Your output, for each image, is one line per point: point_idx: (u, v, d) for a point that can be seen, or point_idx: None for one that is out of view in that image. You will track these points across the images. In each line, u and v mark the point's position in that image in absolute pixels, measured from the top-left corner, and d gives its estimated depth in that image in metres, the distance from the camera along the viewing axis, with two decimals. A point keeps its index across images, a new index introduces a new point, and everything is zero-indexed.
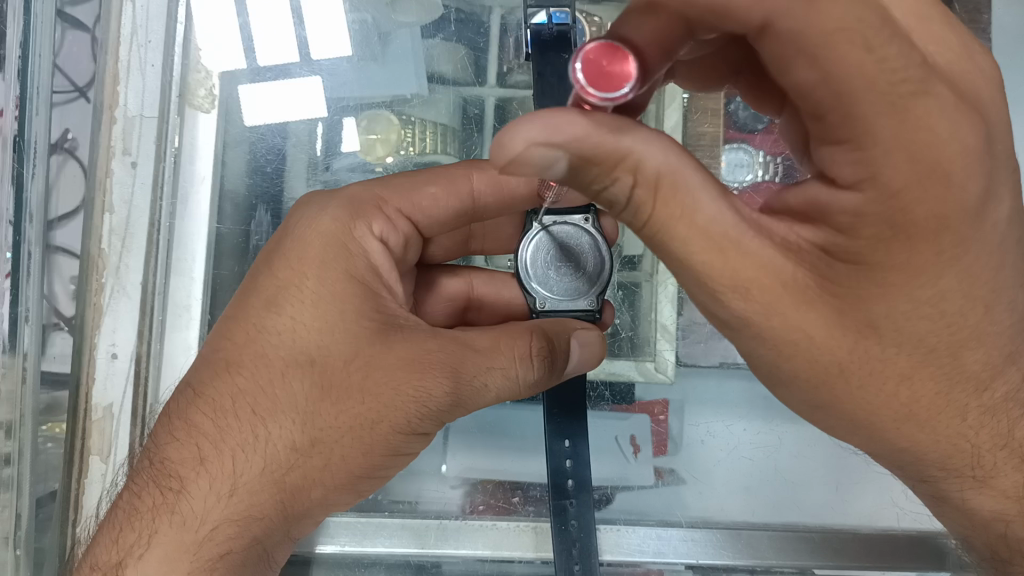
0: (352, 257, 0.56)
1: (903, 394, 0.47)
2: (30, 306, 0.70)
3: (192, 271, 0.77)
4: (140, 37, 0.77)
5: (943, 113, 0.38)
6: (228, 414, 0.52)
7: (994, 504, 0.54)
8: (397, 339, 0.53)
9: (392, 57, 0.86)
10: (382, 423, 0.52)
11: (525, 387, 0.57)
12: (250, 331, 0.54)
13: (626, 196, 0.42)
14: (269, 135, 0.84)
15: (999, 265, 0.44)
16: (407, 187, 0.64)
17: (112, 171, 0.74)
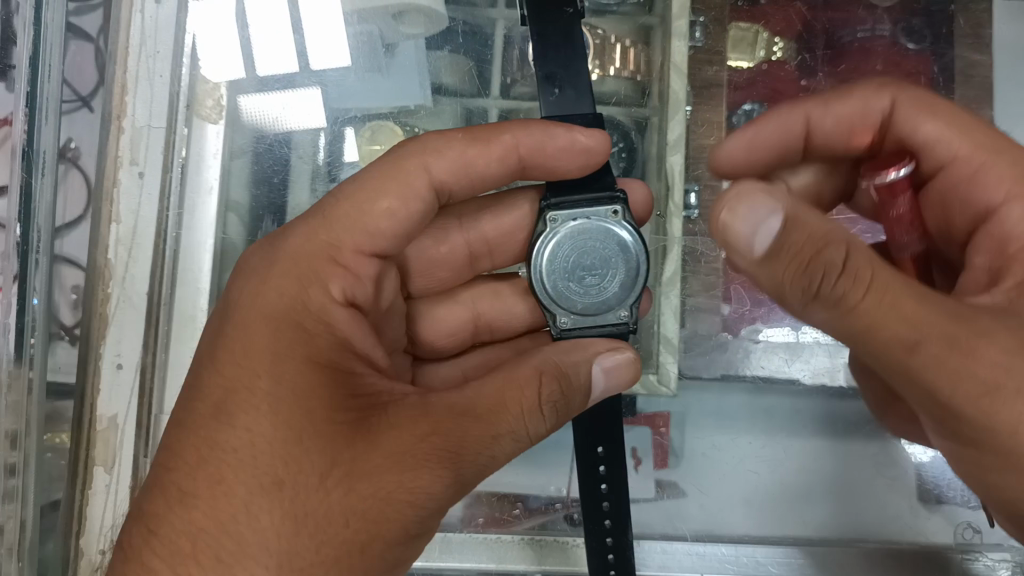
0: (311, 337, 0.51)
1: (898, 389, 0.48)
2: (37, 317, 0.70)
3: (197, 281, 0.75)
4: (149, 48, 0.76)
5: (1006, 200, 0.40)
6: (189, 560, 0.45)
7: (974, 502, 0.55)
8: (382, 429, 0.48)
9: (395, 69, 0.87)
10: (373, 544, 0.46)
11: (532, 442, 0.51)
12: (201, 448, 0.48)
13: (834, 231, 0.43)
14: (274, 146, 0.84)
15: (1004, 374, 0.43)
16: (356, 209, 0.58)
17: (119, 181, 0.74)
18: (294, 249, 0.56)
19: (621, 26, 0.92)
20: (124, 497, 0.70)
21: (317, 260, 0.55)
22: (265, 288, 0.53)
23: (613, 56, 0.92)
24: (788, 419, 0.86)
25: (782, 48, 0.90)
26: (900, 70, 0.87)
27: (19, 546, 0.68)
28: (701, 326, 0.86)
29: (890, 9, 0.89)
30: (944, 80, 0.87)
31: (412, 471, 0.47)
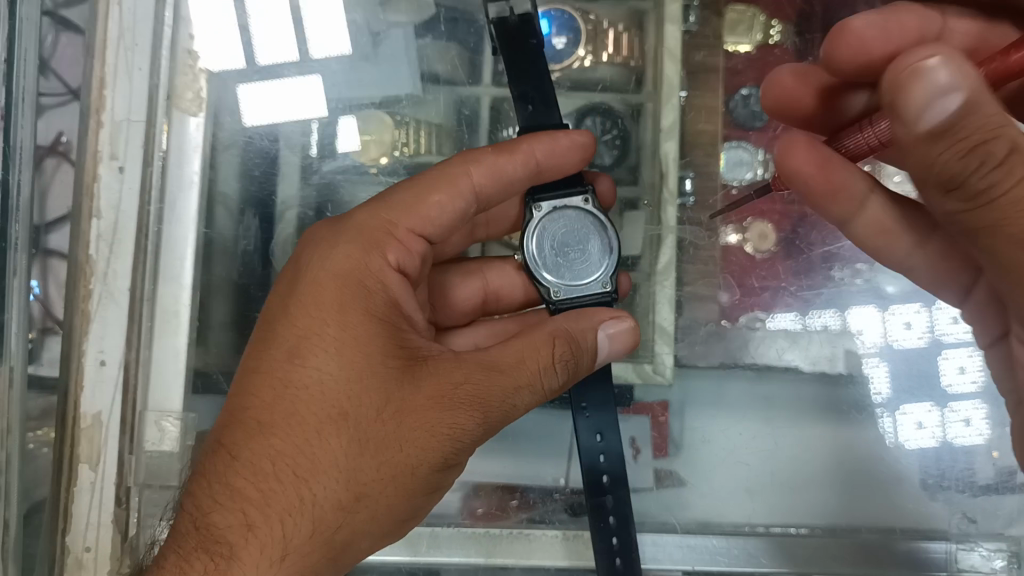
0: (371, 293, 0.55)
1: None
2: (19, 312, 0.71)
3: (180, 276, 0.76)
4: (127, 40, 0.74)
5: None
6: (269, 478, 0.51)
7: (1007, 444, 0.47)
8: (425, 375, 0.53)
9: (384, 58, 0.87)
10: (421, 467, 0.53)
11: (552, 392, 0.57)
12: (274, 385, 0.53)
13: None
14: (258, 139, 0.84)
15: None
16: (412, 202, 0.60)
17: (99, 176, 0.73)
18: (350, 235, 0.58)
19: (613, 13, 0.89)
20: (111, 495, 0.70)
21: (369, 240, 0.57)
22: (327, 257, 0.57)
23: (606, 42, 0.90)
24: (786, 407, 0.86)
25: (780, 32, 0.88)
26: None
27: (5, 547, 0.69)
28: (698, 314, 0.87)
29: None
30: None
31: (489, 414, 0.54)
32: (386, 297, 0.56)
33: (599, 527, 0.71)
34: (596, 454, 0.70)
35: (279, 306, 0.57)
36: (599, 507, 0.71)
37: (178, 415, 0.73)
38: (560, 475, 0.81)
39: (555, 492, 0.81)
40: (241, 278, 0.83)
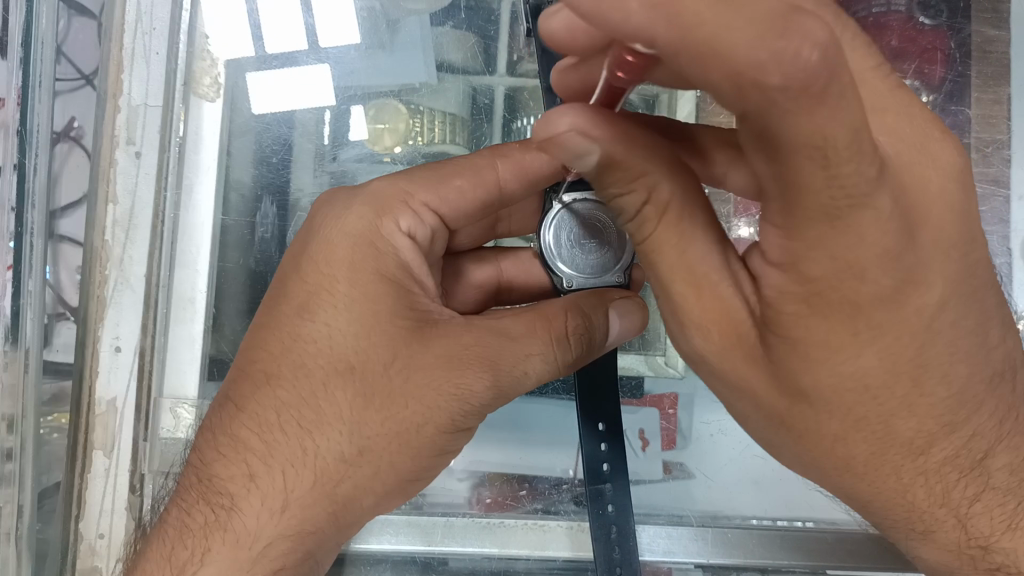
0: (381, 255, 0.54)
1: (849, 363, 0.43)
2: (33, 297, 0.71)
3: (195, 264, 0.78)
4: (145, 25, 0.77)
5: (883, 221, 0.36)
6: (274, 428, 0.51)
7: (907, 482, 0.51)
8: (434, 336, 0.53)
9: (400, 46, 0.86)
10: (427, 425, 0.52)
11: (564, 367, 0.57)
12: (285, 339, 0.53)
13: (635, 208, 0.44)
14: (275, 126, 0.83)
15: (855, 332, 0.41)
16: (434, 179, 0.59)
17: (116, 161, 0.75)
18: (360, 202, 0.57)
19: None
20: (125, 482, 0.71)
21: (380, 207, 0.56)
22: (335, 219, 0.56)
23: None
24: None
25: None
26: (912, 49, 0.87)
27: (17, 534, 0.67)
28: None
29: None
30: (959, 57, 0.88)
31: (503, 378, 0.54)
32: (399, 259, 0.55)
33: (598, 515, 0.70)
34: (598, 442, 0.70)
35: (288, 269, 0.56)
36: (598, 496, 0.71)
37: (193, 402, 0.74)
38: (569, 466, 0.81)
39: (564, 482, 0.81)
40: (258, 265, 0.80)
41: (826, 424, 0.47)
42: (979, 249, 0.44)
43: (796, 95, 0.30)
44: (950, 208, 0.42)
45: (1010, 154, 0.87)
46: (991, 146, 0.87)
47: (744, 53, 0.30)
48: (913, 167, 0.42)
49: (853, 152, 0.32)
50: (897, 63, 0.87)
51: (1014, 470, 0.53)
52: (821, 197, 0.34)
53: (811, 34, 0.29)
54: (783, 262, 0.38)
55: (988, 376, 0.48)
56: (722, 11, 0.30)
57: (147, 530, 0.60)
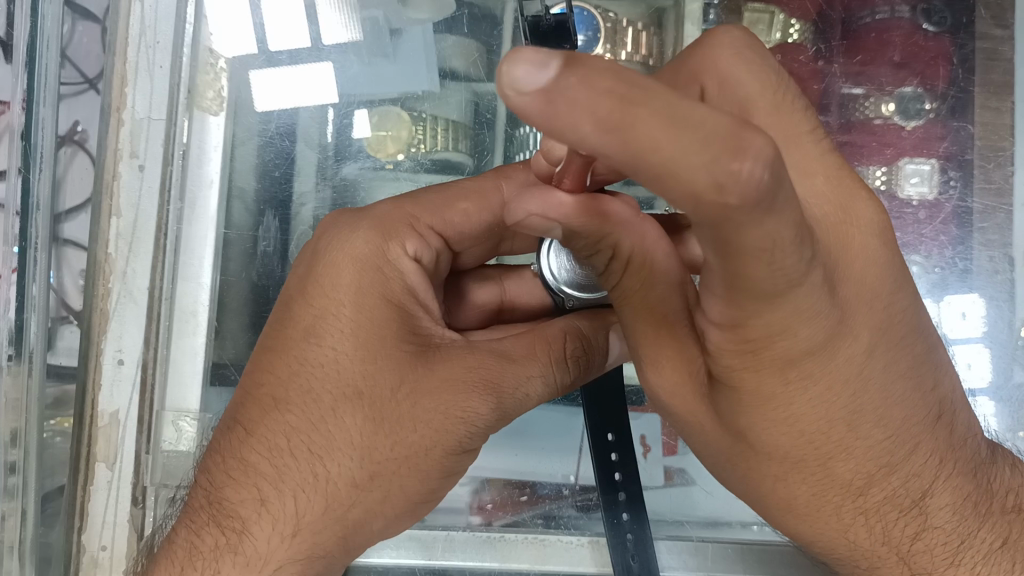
0: (388, 281, 0.55)
1: (784, 410, 0.45)
2: (37, 305, 0.71)
3: (199, 276, 0.78)
4: (149, 38, 0.77)
5: (812, 293, 0.38)
6: (285, 453, 0.51)
7: (844, 527, 0.50)
8: (438, 360, 0.53)
9: (403, 56, 0.86)
10: (435, 448, 0.53)
11: (563, 388, 0.58)
12: (292, 363, 0.53)
13: (604, 266, 0.47)
14: (277, 138, 0.84)
15: (790, 380, 0.43)
16: (439, 204, 0.60)
17: (120, 174, 0.75)
18: (364, 226, 0.57)
19: (633, 11, 0.91)
20: (127, 494, 0.71)
21: (384, 233, 0.56)
22: (343, 241, 0.56)
23: (625, 40, 0.90)
24: None
25: (799, 31, 0.89)
26: (918, 59, 0.87)
27: (22, 543, 0.69)
28: None
29: None
30: (962, 71, 0.88)
31: (508, 403, 0.55)
32: (407, 286, 0.55)
33: (613, 523, 0.70)
34: (609, 451, 0.70)
35: (295, 290, 0.56)
36: (613, 505, 0.71)
37: (195, 415, 0.74)
38: (571, 472, 0.81)
39: (565, 488, 0.81)
40: (260, 278, 0.80)
41: (765, 464, 0.48)
42: (903, 299, 0.47)
43: (751, 210, 0.30)
44: (873, 264, 0.46)
45: (1014, 169, 0.86)
46: (994, 159, 0.87)
47: (701, 175, 0.29)
48: (837, 230, 0.46)
49: (795, 245, 0.34)
50: (900, 75, 0.88)
51: (955, 508, 0.52)
52: (766, 282, 0.35)
53: (758, 152, 0.29)
54: (723, 324, 0.40)
55: (929, 418, 0.49)
56: (676, 137, 0.28)
57: (153, 540, 0.60)
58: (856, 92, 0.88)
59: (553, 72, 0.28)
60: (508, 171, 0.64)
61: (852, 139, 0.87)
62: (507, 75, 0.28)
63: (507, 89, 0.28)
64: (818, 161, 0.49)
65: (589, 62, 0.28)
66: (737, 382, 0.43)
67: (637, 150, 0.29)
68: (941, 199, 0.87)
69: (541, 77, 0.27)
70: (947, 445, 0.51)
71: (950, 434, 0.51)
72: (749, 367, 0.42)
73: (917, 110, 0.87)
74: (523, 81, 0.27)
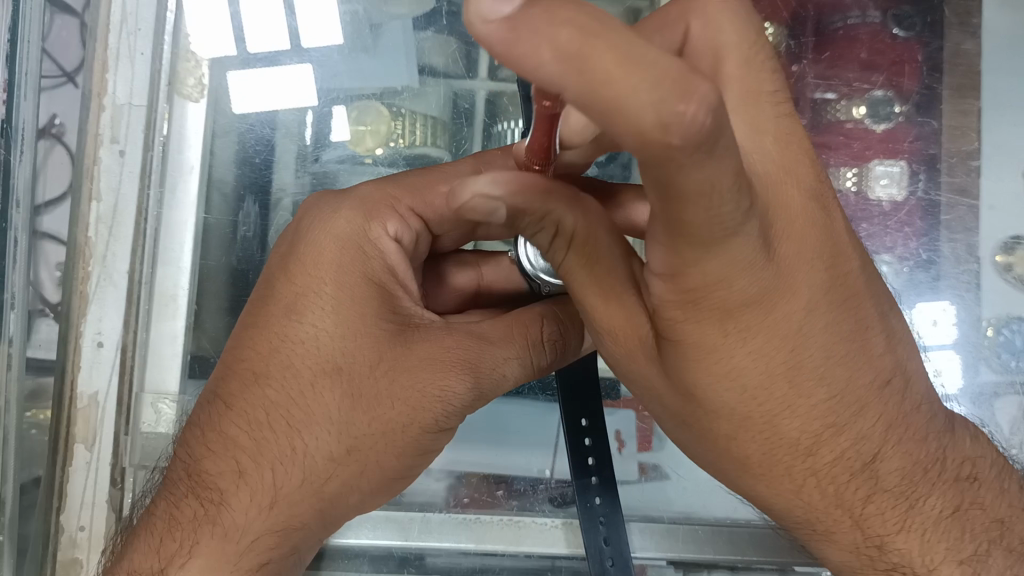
0: (370, 260, 0.56)
1: (725, 364, 0.46)
2: (17, 292, 0.72)
3: (179, 260, 0.78)
4: (130, 25, 0.78)
5: (748, 241, 0.40)
6: (263, 427, 0.52)
7: (795, 492, 0.52)
8: (417, 340, 0.55)
9: (384, 52, 0.88)
10: (412, 424, 0.54)
11: (538, 371, 0.60)
12: (274, 339, 0.54)
13: (546, 242, 0.48)
14: (258, 126, 0.84)
15: (728, 330, 0.45)
16: (420, 186, 0.62)
17: (100, 159, 0.76)
18: (347, 208, 0.58)
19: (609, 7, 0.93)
20: (104, 476, 0.72)
21: (366, 215, 0.57)
22: (327, 222, 0.57)
23: None
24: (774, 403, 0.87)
25: (770, 33, 0.91)
26: (885, 58, 0.90)
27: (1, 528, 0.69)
28: None
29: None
30: (929, 71, 0.90)
31: (485, 383, 0.56)
32: (388, 266, 0.57)
33: (586, 507, 0.71)
34: (582, 437, 0.71)
35: (277, 269, 0.57)
36: (586, 489, 0.72)
37: (174, 398, 0.75)
38: (546, 467, 0.82)
39: (540, 482, 0.82)
40: (240, 263, 0.81)
41: (714, 424, 0.50)
42: (845, 264, 0.50)
43: (693, 151, 0.32)
44: (810, 223, 0.49)
45: (978, 165, 0.89)
46: (960, 156, 0.89)
47: (647, 113, 0.30)
48: (779, 187, 0.49)
49: (733, 193, 0.35)
50: (869, 75, 0.90)
51: (904, 473, 0.53)
52: (702, 228, 0.37)
53: (704, 96, 0.30)
54: (665, 274, 0.42)
55: (874, 379, 0.50)
56: (627, 72, 0.30)
57: (128, 526, 0.60)
58: (827, 96, 0.90)
59: (516, 7, 0.32)
60: (487, 159, 0.65)
61: (822, 139, 0.90)
62: (474, 5, 0.32)
63: (474, 18, 0.32)
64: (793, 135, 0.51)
65: (554, 1, 0.32)
66: (680, 336, 0.45)
67: (592, 83, 0.31)
68: (908, 196, 0.89)
69: (503, 6, 0.32)
70: (898, 410, 0.52)
71: (901, 398, 0.52)
72: (691, 317, 0.44)
73: (886, 113, 0.90)
74: (489, 10, 0.32)
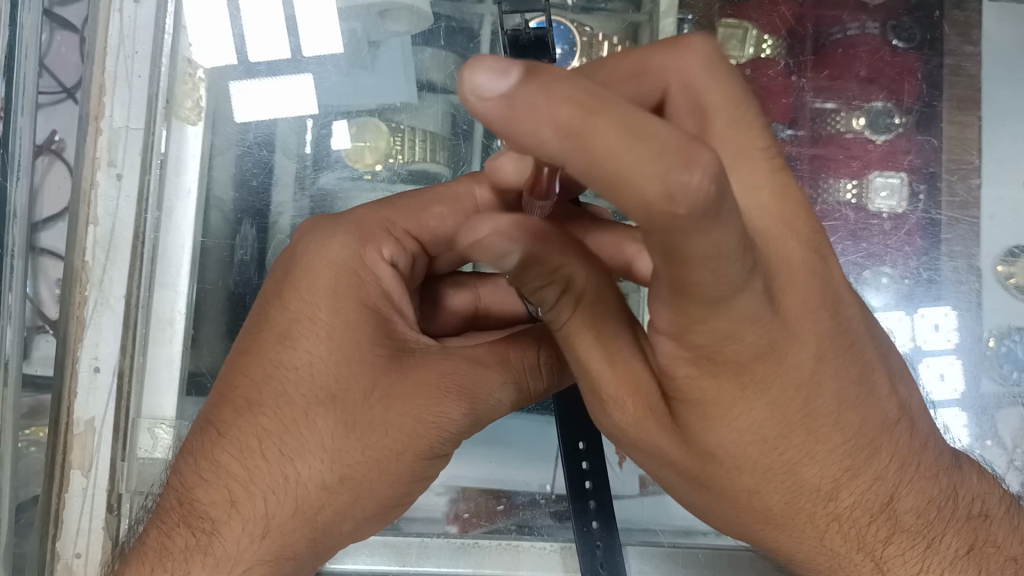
0: (364, 284, 0.56)
1: (742, 419, 0.46)
2: (14, 307, 0.72)
3: (175, 285, 0.78)
4: (127, 48, 0.77)
5: (756, 299, 0.39)
6: (256, 455, 0.52)
7: (812, 539, 0.52)
8: (412, 365, 0.54)
9: (382, 66, 0.88)
10: (406, 452, 0.53)
11: (534, 395, 0.59)
12: (267, 365, 0.54)
13: (552, 304, 0.47)
14: (255, 149, 0.85)
15: (744, 385, 0.44)
16: (415, 208, 0.62)
17: (97, 183, 0.75)
18: (341, 231, 0.58)
19: (608, 22, 0.93)
20: (101, 501, 0.71)
21: (362, 240, 0.57)
22: (322, 245, 0.57)
23: (600, 53, 0.91)
24: None
25: (771, 46, 0.91)
26: (885, 74, 0.90)
27: None
28: None
29: (876, 13, 0.91)
30: (929, 85, 0.90)
31: (481, 408, 0.56)
32: (383, 291, 0.56)
33: (583, 531, 0.71)
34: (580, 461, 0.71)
35: (269, 294, 0.57)
36: (582, 513, 0.72)
37: (172, 423, 0.75)
38: (547, 482, 0.82)
39: (540, 496, 0.82)
40: (237, 287, 0.81)
41: (733, 478, 0.49)
42: (848, 304, 0.49)
43: (698, 219, 0.31)
44: (816, 265, 0.48)
45: (979, 181, 0.89)
46: (961, 170, 0.89)
47: (649, 183, 0.30)
48: (783, 218, 0.49)
49: (738, 253, 0.35)
50: (869, 89, 0.90)
51: (921, 512, 0.53)
52: (709, 289, 0.37)
53: (706, 164, 0.30)
54: (673, 333, 0.41)
55: (884, 421, 0.50)
56: (631, 149, 0.30)
57: (129, 543, 0.60)
58: (826, 106, 0.90)
59: (515, 80, 0.31)
60: (485, 181, 0.65)
61: (821, 152, 0.90)
62: (470, 80, 0.31)
63: (469, 95, 0.31)
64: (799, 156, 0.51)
65: (552, 73, 0.31)
66: (693, 392, 0.45)
67: (592, 158, 0.31)
68: (908, 211, 0.89)
69: (500, 83, 0.31)
70: (908, 448, 0.52)
71: (910, 438, 0.53)
72: (704, 374, 0.43)
73: (887, 124, 0.89)
74: (484, 87, 0.31)
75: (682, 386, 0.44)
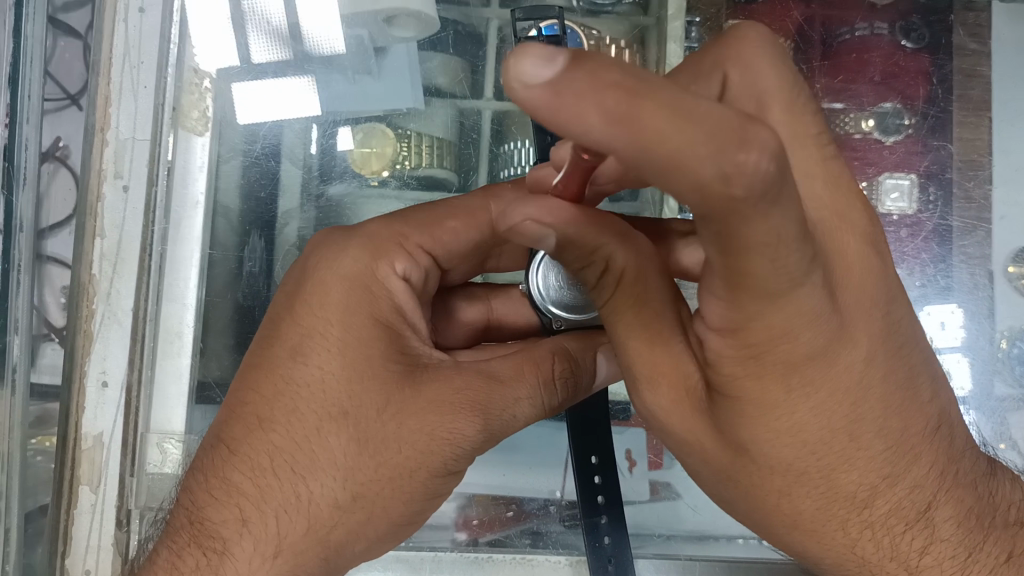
0: (376, 299, 0.55)
1: (787, 421, 0.45)
2: (20, 316, 0.71)
3: (182, 297, 0.77)
4: (133, 58, 0.76)
5: (812, 293, 0.39)
6: (267, 473, 0.51)
7: (846, 549, 0.51)
8: (425, 381, 0.54)
9: (389, 73, 0.87)
10: (419, 469, 0.53)
11: (548, 410, 0.58)
12: (278, 382, 0.53)
13: (594, 280, 0.48)
14: (263, 160, 0.84)
15: (793, 386, 0.44)
16: (428, 221, 0.61)
17: (103, 196, 0.74)
18: (353, 249, 0.57)
19: (616, 26, 0.92)
20: (111, 517, 0.70)
21: (374, 255, 0.57)
22: (332, 261, 0.56)
23: (608, 56, 0.91)
24: None
25: None
26: (897, 78, 0.89)
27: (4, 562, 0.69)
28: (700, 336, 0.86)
29: (885, 13, 0.90)
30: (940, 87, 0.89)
31: (495, 425, 0.55)
32: (395, 306, 0.56)
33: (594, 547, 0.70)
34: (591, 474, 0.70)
35: (278, 311, 0.56)
36: (594, 529, 0.71)
37: (180, 437, 0.74)
38: (558, 488, 0.82)
39: (551, 503, 0.81)
40: (246, 299, 0.81)
41: (770, 481, 0.48)
42: (898, 308, 0.48)
43: (755, 201, 0.31)
44: (866, 267, 0.47)
45: (992, 188, 0.88)
46: (972, 172, 0.88)
47: (701, 166, 0.30)
48: (830, 228, 0.49)
49: (799, 242, 0.34)
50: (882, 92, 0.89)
51: (958, 520, 0.52)
52: (767, 279, 0.36)
53: (764, 144, 0.30)
54: (723, 328, 0.41)
55: (925, 426, 0.49)
56: (680, 129, 0.30)
57: (140, 559, 0.59)
58: (836, 107, 0.89)
59: (559, 67, 0.30)
60: (496, 190, 0.65)
61: (835, 153, 0.88)
62: (514, 68, 0.30)
63: (513, 82, 0.30)
64: (816, 165, 0.50)
65: (597, 59, 0.30)
66: (738, 391, 0.44)
67: (644, 143, 0.30)
68: (921, 215, 0.88)
69: (546, 71, 0.29)
70: (948, 455, 0.51)
71: (950, 445, 0.52)
72: (753, 373, 0.42)
73: (895, 125, 0.89)
74: (530, 75, 0.30)
75: (729, 384, 0.44)
